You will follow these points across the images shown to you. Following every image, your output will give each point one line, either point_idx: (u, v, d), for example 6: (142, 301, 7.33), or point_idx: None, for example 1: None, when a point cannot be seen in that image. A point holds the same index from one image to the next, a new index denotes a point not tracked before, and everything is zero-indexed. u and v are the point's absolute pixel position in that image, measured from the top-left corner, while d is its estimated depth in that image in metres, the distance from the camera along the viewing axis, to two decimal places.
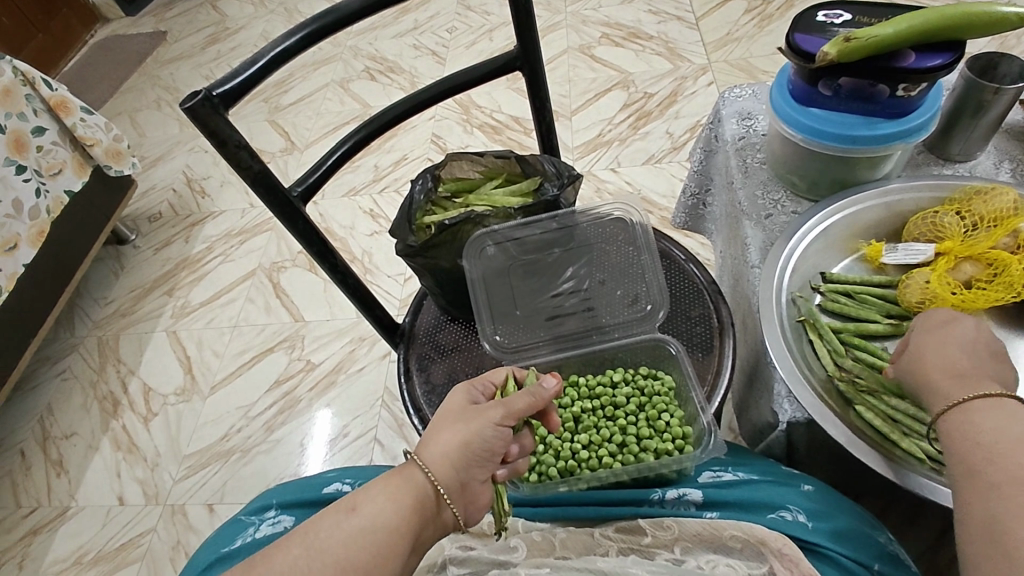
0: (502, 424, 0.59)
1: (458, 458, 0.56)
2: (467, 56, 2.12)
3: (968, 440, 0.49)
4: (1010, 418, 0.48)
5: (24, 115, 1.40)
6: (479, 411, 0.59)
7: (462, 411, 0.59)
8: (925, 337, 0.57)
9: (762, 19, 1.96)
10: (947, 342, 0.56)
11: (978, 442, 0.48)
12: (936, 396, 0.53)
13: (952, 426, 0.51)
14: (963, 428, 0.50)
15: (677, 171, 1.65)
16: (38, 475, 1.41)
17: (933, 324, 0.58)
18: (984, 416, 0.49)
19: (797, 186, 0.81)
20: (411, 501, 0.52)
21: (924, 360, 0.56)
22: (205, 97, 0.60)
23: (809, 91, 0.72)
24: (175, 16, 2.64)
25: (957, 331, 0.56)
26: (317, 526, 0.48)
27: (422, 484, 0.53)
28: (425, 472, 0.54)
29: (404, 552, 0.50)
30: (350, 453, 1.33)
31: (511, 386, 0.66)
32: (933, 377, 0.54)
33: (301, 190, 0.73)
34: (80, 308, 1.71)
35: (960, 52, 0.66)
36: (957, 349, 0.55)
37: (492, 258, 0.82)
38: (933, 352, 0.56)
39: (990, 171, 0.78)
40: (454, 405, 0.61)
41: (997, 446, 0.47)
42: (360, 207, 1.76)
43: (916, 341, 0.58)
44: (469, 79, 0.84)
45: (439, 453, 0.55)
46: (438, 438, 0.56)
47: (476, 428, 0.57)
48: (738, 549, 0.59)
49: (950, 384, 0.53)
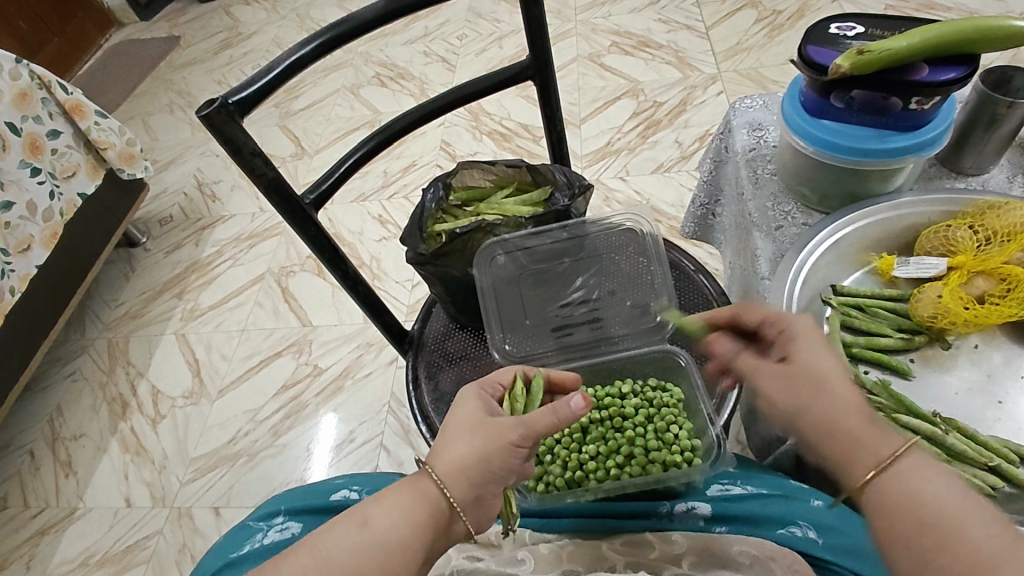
0: (517, 446, 0.56)
1: (472, 473, 0.54)
2: (477, 63, 2.13)
3: (908, 507, 0.45)
4: (943, 476, 0.46)
5: (38, 118, 1.41)
6: (497, 430, 0.56)
7: (480, 423, 0.57)
8: (807, 382, 0.52)
9: (772, 29, 1.96)
10: (828, 380, 0.51)
11: (923, 509, 0.45)
12: (861, 447, 0.49)
13: (890, 488, 0.47)
14: (900, 491, 0.46)
15: (686, 180, 1.65)
16: (46, 475, 1.42)
17: (806, 368, 0.53)
18: (913, 477, 0.46)
19: (807, 199, 0.81)
20: (424, 516, 0.52)
21: (811, 403, 0.51)
22: (221, 105, 0.61)
23: (821, 103, 0.72)
24: (188, 21, 2.67)
25: (824, 361, 0.53)
26: (329, 536, 0.49)
27: (435, 499, 0.53)
28: (439, 487, 0.53)
29: (416, 563, 0.50)
30: (355, 459, 1.33)
31: (519, 389, 0.66)
32: (844, 421, 0.50)
33: (313, 197, 0.74)
34: (91, 309, 1.73)
35: (973, 66, 0.66)
36: (843, 382, 0.51)
37: (502, 267, 0.82)
38: (820, 394, 0.51)
39: (1003, 185, 0.78)
40: (470, 416, 0.58)
41: (950, 511, 0.44)
42: (370, 213, 1.76)
43: (797, 385, 0.52)
44: (480, 89, 0.85)
45: (455, 467, 0.54)
46: (451, 450, 0.55)
47: (493, 447, 0.55)
48: (747, 565, 0.58)
49: (868, 436, 0.49)
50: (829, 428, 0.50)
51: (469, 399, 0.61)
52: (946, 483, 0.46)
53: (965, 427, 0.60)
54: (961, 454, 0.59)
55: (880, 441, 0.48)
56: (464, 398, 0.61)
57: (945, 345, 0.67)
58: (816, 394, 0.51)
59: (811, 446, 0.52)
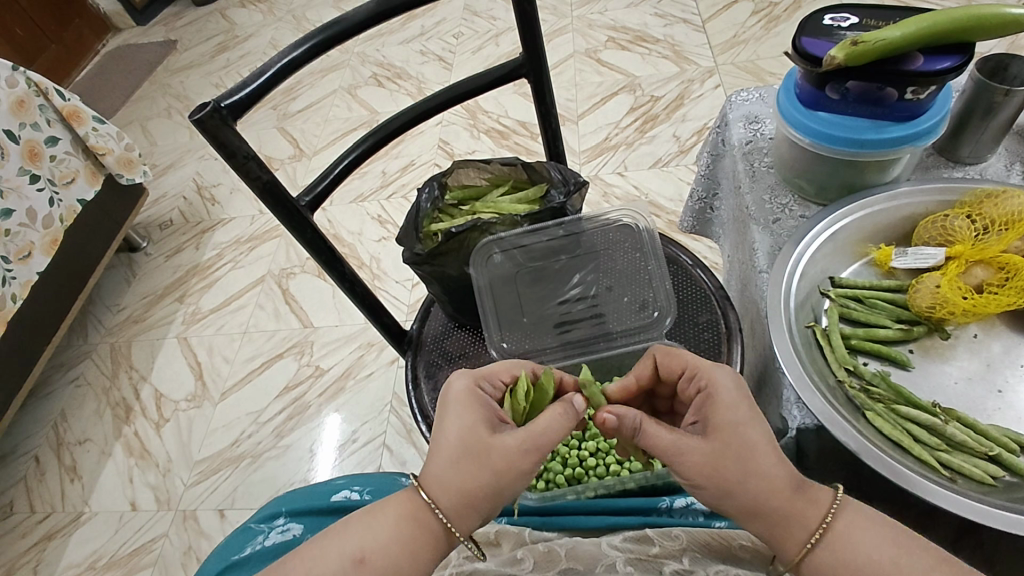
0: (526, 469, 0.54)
1: (475, 497, 0.53)
2: (473, 61, 2.13)
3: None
4: (867, 529, 0.50)
5: (37, 125, 1.42)
6: (500, 454, 0.53)
7: (478, 449, 0.54)
8: (723, 471, 0.51)
9: (769, 20, 1.96)
10: (754, 458, 0.51)
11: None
12: (794, 522, 0.51)
13: (828, 557, 0.50)
14: (835, 563, 0.50)
15: (685, 174, 1.65)
16: (52, 480, 1.43)
17: (713, 455, 0.52)
18: (851, 542, 0.50)
19: (804, 190, 0.80)
20: (421, 546, 0.53)
21: (738, 487, 0.51)
22: (213, 109, 0.61)
23: (817, 95, 0.72)
24: (185, 25, 2.67)
25: (745, 437, 0.52)
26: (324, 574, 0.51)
27: (436, 530, 0.54)
28: (440, 518, 0.53)
29: None
30: (359, 459, 1.33)
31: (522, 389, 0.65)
32: (775, 500, 0.51)
33: (309, 199, 0.74)
34: (93, 315, 1.73)
35: (968, 54, 0.65)
36: (768, 457, 0.51)
37: (499, 265, 0.83)
38: (745, 477, 0.51)
39: (1001, 173, 0.78)
40: (469, 434, 0.55)
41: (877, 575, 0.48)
42: (368, 213, 1.77)
43: (713, 475, 0.52)
44: (474, 87, 0.84)
45: (456, 497, 0.53)
46: (448, 474, 0.54)
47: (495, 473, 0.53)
48: (747, 560, 0.59)
49: (795, 511, 0.51)
50: (761, 508, 0.51)
51: (467, 409, 0.56)
52: (877, 535, 0.50)
53: (965, 417, 0.61)
54: (961, 444, 0.59)
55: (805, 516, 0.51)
56: (460, 407, 0.57)
57: (944, 335, 0.67)
58: (741, 478, 0.51)
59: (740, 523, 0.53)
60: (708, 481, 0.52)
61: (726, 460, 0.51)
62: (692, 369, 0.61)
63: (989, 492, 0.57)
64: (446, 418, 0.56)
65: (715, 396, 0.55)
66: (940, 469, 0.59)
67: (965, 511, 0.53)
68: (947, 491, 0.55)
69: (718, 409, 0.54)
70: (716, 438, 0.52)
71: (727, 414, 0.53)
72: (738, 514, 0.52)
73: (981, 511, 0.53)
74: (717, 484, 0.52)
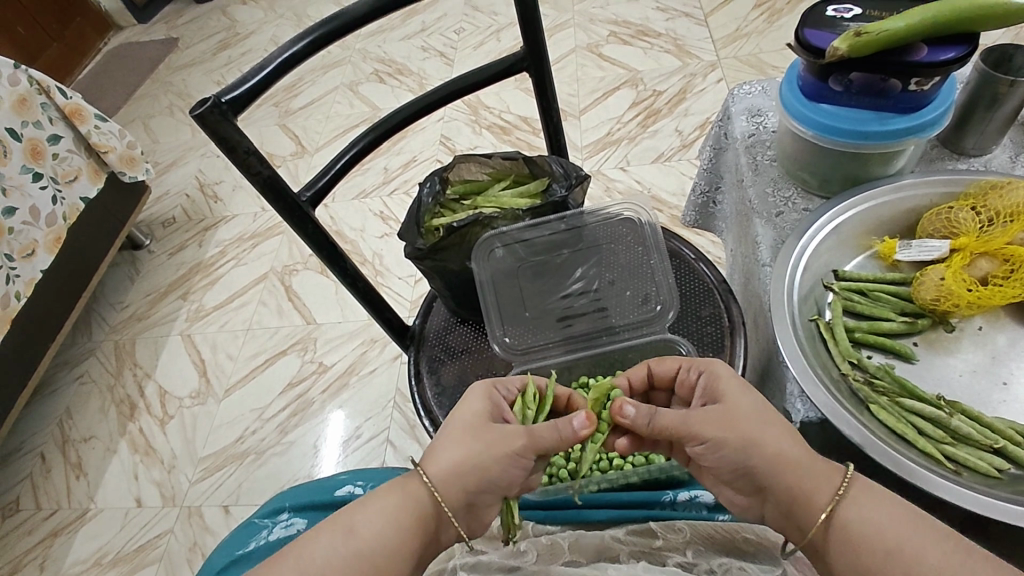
0: (522, 460, 0.57)
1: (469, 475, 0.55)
2: (475, 57, 2.12)
3: (869, 537, 0.48)
4: (884, 500, 0.49)
5: (39, 123, 1.42)
6: (504, 435, 0.57)
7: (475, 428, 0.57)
8: (743, 425, 0.53)
9: (771, 14, 1.95)
10: (762, 413, 0.54)
11: (884, 535, 0.47)
12: (813, 480, 0.51)
13: (847, 519, 0.49)
14: (859, 522, 0.49)
15: (687, 169, 1.64)
16: (58, 476, 1.44)
17: (726, 416, 0.54)
18: (868, 508, 0.49)
19: (808, 183, 0.80)
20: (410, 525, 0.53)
21: (756, 440, 0.53)
22: (213, 104, 0.60)
23: (820, 87, 0.71)
24: (186, 23, 2.67)
25: (748, 400, 0.55)
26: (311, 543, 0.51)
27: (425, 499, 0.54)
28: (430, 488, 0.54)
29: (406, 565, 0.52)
30: (363, 455, 1.34)
31: (531, 393, 0.67)
32: (790, 453, 0.52)
33: (309, 194, 0.73)
34: (97, 312, 1.74)
35: (973, 45, 0.65)
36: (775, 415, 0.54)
37: (501, 260, 0.82)
38: (762, 428, 0.53)
39: (1006, 165, 0.77)
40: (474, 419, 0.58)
41: (899, 542, 0.47)
42: (371, 210, 1.76)
43: (734, 429, 0.53)
44: (475, 81, 0.84)
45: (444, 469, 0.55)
46: (450, 449, 0.56)
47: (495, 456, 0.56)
48: (751, 553, 0.59)
49: (812, 468, 0.52)
50: (781, 461, 0.52)
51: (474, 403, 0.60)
52: (896, 508, 0.49)
53: (970, 410, 0.60)
54: (966, 436, 0.59)
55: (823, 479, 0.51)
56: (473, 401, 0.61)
57: (949, 328, 0.67)
58: (758, 430, 0.53)
59: (765, 485, 0.53)
60: (731, 435, 0.53)
61: (737, 416, 0.54)
62: (686, 363, 0.64)
63: (995, 485, 0.57)
64: (458, 405, 0.61)
65: (716, 370, 0.59)
66: (946, 461, 0.58)
67: (970, 504, 0.53)
68: (952, 483, 0.54)
69: (722, 380, 0.58)
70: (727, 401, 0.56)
71: (728, 383, 0.57)
72: (764, 469, 0.52)
73: (985, 503, 0.53)
74: (734, 438, 0.53)
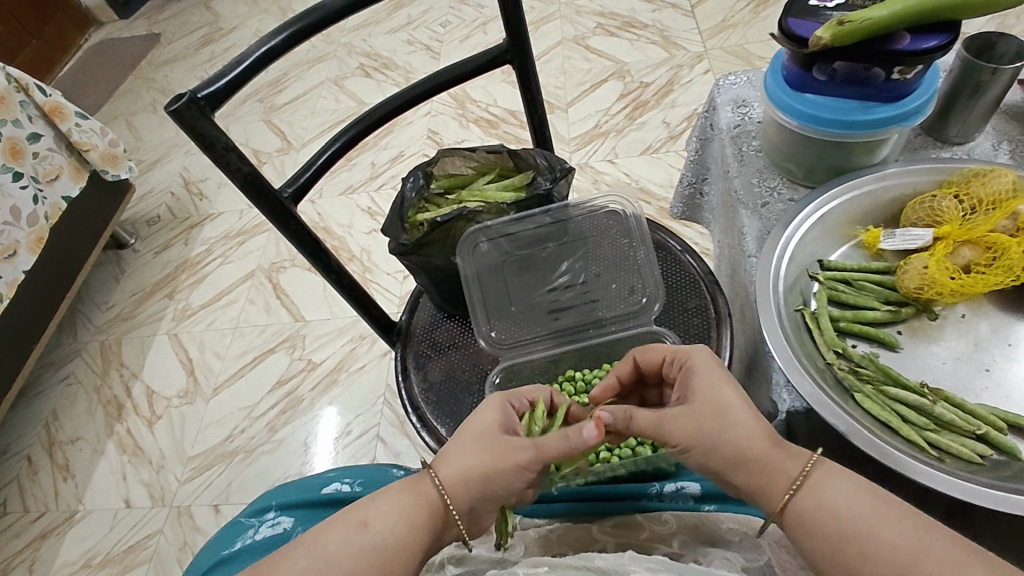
0: (527, 467, 0.56)
1: (478, 478, 0.55)
2: (461, 50, 2.11)
3: (828, 519, 0.48)
4: (846, 481, 0.50)
5: (18, 122, 1.39)
6: (509, 448, 0.56)
7: (482, 434, 0.58)
8: (708, 428, 0.54)
9: (757, 4, 1.94)
10: (728, 412, 0.54)
11: (842, 519, 0.47)
12: (773, 470, 0.51)
13: (807, 503, 0.49)
14: (818, 506, 0.49)
15: (675, 160, 1.64)
16: (45, 479, 1.42)
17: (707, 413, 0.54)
18: (828, 489, 0.49)
19: (793, 173, 0.80)
20: (419, 520, 0.52)
21: (721, 441, 0.53)
22: (190, 100, 0.59)
23: (804, 77, 0.71)
24: (168, 18, 2.64)
25: (723, 395, 0.55)
26: (326, 535, 0.50)
27: (435, 501, 0.54)
28: (439, 489, 0.54)
29: (413, 563, 0.51)
30: (354, 451, 1.33)
31: (540, 412, 0.67)
32: (751, 447, 0.52)
33: (292, 190, 0.73)
34: (82, 312, 1.72)
35: (956, 32, 0.65)
36: (742, 412, 0.54)
37: (485, 254, 0.82)
38: (726, 429, 0.53)
39: (989, 153, 0.77)
40: (485, 428, 0.58)
41: (859, 525, 0.47)
42: (358, 205, 1.75)
43: (701, 433, 0.54)
44: (459, 75, 0.83)
45: (455, 472, 0.55)
46: (459, 454, 0.56)
47: (501, 466, 0.55)
48: (736, 541, 0.59)
49: (778, 455, 0.52)
50: (741, 457, 0.52)
51: (485, 411, 0.60)
52: (858, 491, 0.49)
53: (953, 397, 0.61)
54: (950, 423, 0.59)
55: (784, 464, 0.51)
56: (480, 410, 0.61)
57: (932, 316, 0.67)
58: (721, 430, 0.53)
59: (728, 477, 0.53)
60: (696, 437, 0.54)
61: (706, 418, 0.54)
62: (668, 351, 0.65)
63: (978, 471, 0.58)
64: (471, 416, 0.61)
65: (693, 366, 0.59)
66: (929, 448, 0.59)
67: (954, 491, 0.53)
68: (935, 470, 0.55)
69: (694, 377, 0.58)
70: (697, 402, 0.55)
71: (698, 381, 0.57)
72: (727, 467, 0.53)
73: (969, 489, 0.53)
74: (702, 439, 0.54)
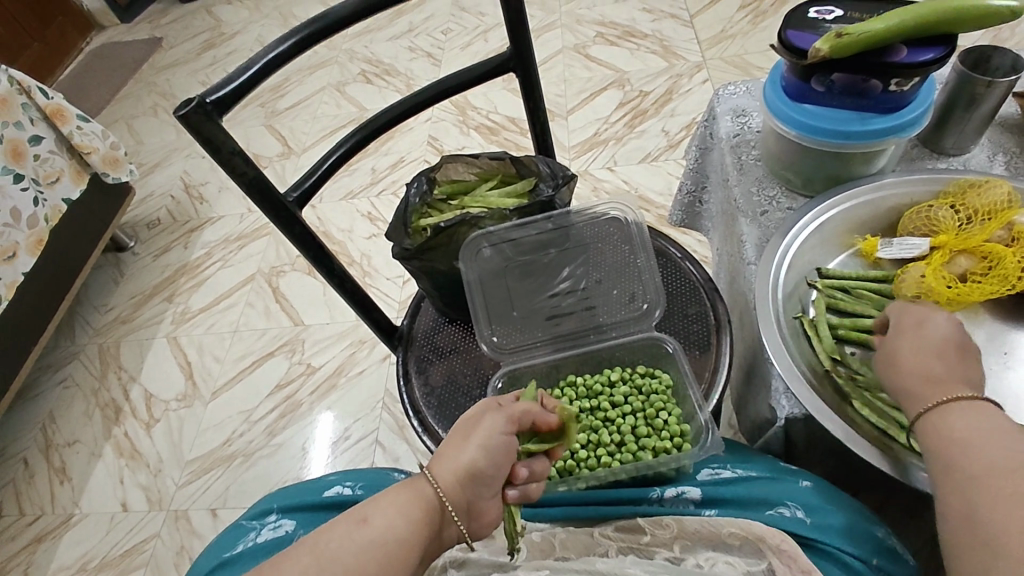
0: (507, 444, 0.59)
1: (471, 470, 0.56)
2: (462, 57, 2.12)
3: (956, 440, 0.49)
4: (995, 422, 0.49)
5: (20, 124, 1.40)
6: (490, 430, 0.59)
7: (468, 427, 0.60)
8: (901, 338, 0.57)
9: (756, 16, 1.96)
10: (925, 330, 0.56)
11: (969, 446, 0.48)
12: (929, 387, 0.53)
13: (943, 422, 0.51)
14: (956, 427, 0.50)
15: (674, 169, 1.65)
16: (42, 482, 1.42)
17: (910, 324, 0.57)
18: (963, 417, 0.50)
19: (791, 183, 0.81)
20: (418, 515, 0.52)
21: (908, 351, 0.55)
22: (198, 105, 0.60)
23: (802, 87, 0.72)
24: (169, 23, 2.65)
25: (935, 321, 0.56)
26: (328, 534, 0.49)
27: (432, 498, 0.54)
28: (434, 487, 0.55)
29: (414, 562, 0.50)
30: (352, 455, 1.34)
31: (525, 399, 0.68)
32: (926, 365, 0.54)
33: (296, 195, 0.73)
34: (80, 315, 1.72)
35: (952, 46, 0.66)
36: (939, 335, 0.55)
37: (488, 259, 0.82)
38: (909, 345, 0.55)
39: (984, 164, 0.78)
40: (467, 420, 0.61)
41: (983, 454, 0.47)
42: (358, 210, 1.76)
43: (890, 341, 0.57)
44: (462, 82, 0.84)
45: (451, 468, 0.56)
46: (449, 449, 0.58)
47: (489, 451, 0.58)
48: (737, 546, 0.60)
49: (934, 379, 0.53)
50: (916, 373, 0.54)
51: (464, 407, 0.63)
52: (1004, 429, 0.48)
53: None
54: None
55: (932, 385, 0.53)
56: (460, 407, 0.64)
57: None
58: (913, 343, 0.56)
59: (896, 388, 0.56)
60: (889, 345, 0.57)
61: (904, 331, 0.57)
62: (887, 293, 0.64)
63: None
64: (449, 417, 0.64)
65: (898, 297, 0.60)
66: None
67: None
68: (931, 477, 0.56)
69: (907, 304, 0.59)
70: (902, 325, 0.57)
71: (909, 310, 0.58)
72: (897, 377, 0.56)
73: None
74: (891, 351, 0.57)
